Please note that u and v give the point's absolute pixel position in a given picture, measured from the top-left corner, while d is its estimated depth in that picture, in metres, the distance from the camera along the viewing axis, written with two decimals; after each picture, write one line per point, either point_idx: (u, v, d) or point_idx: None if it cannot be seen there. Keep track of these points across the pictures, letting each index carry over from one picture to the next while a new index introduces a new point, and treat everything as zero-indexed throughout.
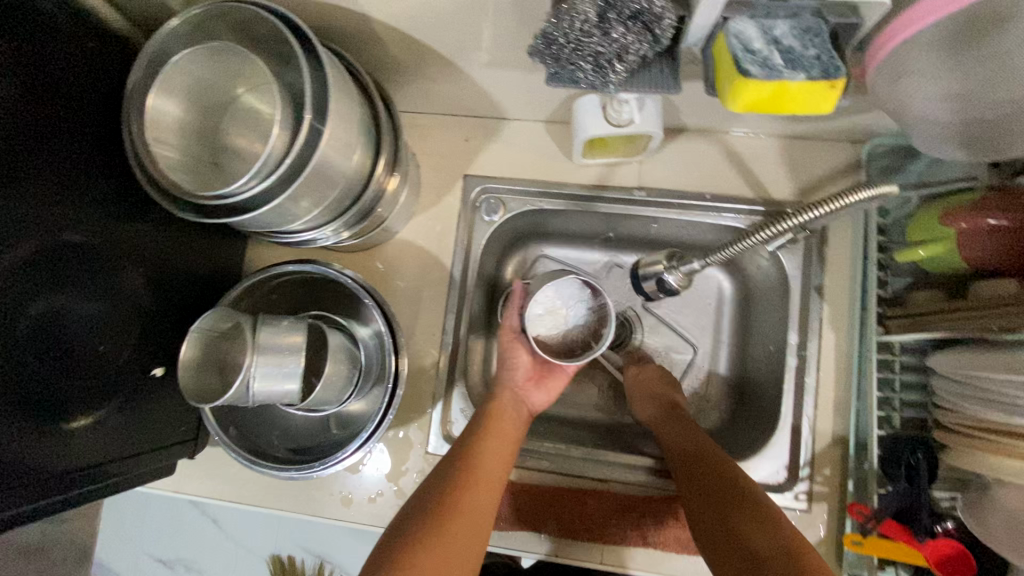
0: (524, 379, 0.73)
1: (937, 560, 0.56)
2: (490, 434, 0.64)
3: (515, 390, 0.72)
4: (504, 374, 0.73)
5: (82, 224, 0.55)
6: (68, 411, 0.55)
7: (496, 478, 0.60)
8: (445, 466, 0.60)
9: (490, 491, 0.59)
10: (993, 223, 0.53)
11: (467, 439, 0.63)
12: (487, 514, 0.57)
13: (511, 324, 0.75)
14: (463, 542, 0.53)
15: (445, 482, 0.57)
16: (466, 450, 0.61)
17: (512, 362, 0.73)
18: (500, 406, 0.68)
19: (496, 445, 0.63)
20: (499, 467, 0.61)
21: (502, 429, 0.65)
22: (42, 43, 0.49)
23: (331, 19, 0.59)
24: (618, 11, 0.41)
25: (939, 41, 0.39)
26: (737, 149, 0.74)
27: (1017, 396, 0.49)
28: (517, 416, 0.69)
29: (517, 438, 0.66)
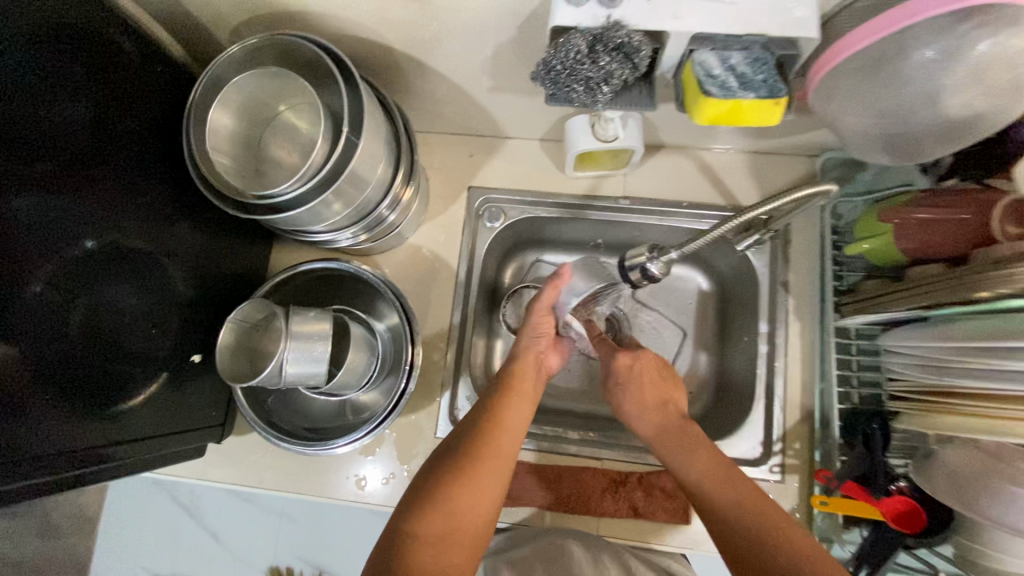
0: (544, 345, 0.77)
1: (892, 515, 0.64)
2: (512, 394, 0.69)
3: (538, 355, 0.76)
4: (528, 341, 0.76)
5: (139, 222, 0.62)
6: (120, 390, 0.62)
7: (517, 435, 0.65)
8: (471, 421, 0.66)
9: (512, 446, 0.64)
10: (922, 217, 0.63)
11: (490, 398, 0.68)
12: (509, 466, 0.62)
13: (547, 303, 0.76)
14: (486, 490, 0.58)
15: (471, 435, 0.63)
16: (490, 408, 0.66)
17: (540, 333, 0.77)
18: (523, 368, 0.73)
19: (518, 404, 0.68)
20: (520, 423, 0.66)
21: (521, 392, 0.70)
22: (119, 67, 0.58)
23: (358, 49, 0.68)
24: (605, 44, 0.50)
25: (860, 70, 0.49)
26: (710, 163, 0.84)
27: (947, 363, 0.58)
28: (536, 378, 0.74)
29: (534, 398, 0.71)
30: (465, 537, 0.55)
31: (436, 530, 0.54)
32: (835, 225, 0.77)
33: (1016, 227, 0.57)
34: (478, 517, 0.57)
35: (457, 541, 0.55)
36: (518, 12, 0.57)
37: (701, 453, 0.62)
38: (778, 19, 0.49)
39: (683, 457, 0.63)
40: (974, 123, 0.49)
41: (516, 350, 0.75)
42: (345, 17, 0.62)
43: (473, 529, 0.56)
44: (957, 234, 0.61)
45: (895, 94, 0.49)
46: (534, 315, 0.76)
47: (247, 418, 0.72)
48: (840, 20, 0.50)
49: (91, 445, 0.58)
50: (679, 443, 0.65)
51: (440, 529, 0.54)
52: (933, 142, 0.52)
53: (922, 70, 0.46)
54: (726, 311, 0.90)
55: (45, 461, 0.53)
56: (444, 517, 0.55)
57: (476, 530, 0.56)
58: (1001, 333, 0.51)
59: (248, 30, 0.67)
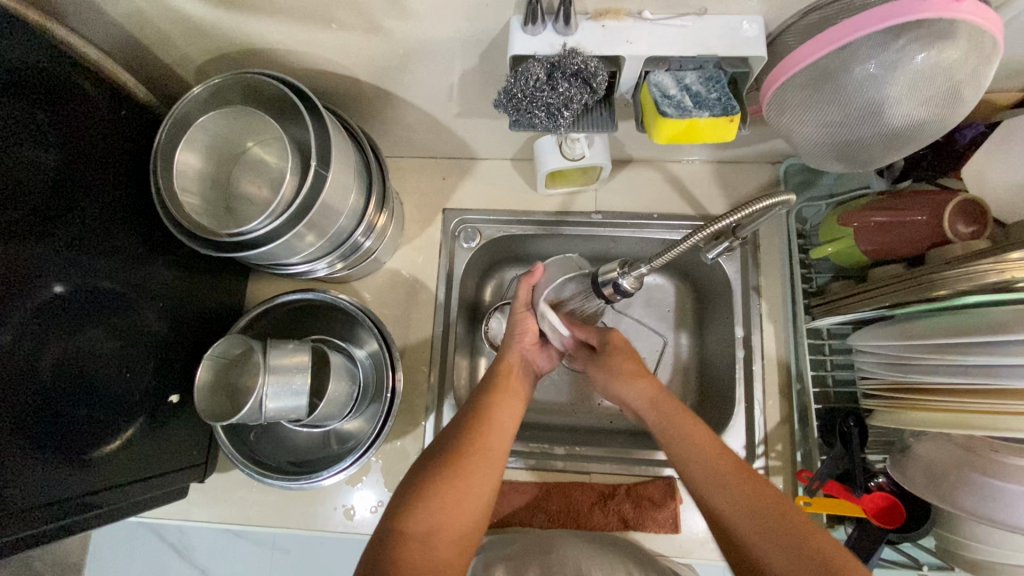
0: (530, 344, 0.79)
1: (873, 511, 0.66)
2: (499, 393, 0.69)
3: (522, 353, 0.78)
4: (512, 338, 0.78)
5: (106, 267, 0.62)
6: (97, 439, 0.61)
7: (506, 433, 0.66)
8: (459, 420, 0.66)
9: (501, 443, 0.64)
10: (877, 220, 0.66)
11: (479, 397, 0.69)
12: (498, 463, 0.62)
13: (524, 298, 0.78)
14: (474, 487, 0.59)
15: (459, 433, 0.64)
16: (478, 407, 0.67)
17: (522, 330, 0.78)
18: (508, 364, 0.75)
19: (507, 403, 0.69)
20: (508, 421, 0.67)
21: (508, 388, 0.71)
22: (82, 111, 0.58)
23: (324, 81, 0.69)
24: (563, 71, 0.52)
25: (807, 84, 0.50)
26: (677, 175, 0.87)
27: (917, 361, 0.59)
28: (521, 375, 0.75)
29: (523, 395, 0.72)
30: (454, 532, 0.55)
31: (424, 525, 0.54)
32: (800, 228, 0.80)
33: (967, 226, 0.61)
34: (466, 512, 0.57)
35: (446, 535, 0.54)
36: (478, 41, 0.58)
37: (746, 493, 0.56)
38: (726, 41, 0.51)
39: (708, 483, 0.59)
40: (920, 129, 0.51)
41: (501, 350, 0.77)
42: (308, 52, 0.62)
43: (462, 523, 0.56)
44: (914, 234, 0.63)
45: (842, 107, 0.50)
46: (516, 313, 0.78)
47: (228, 456, 0.71)
48: (785, 38, 0.53)
49: (71, 495, 0.57)
50: (725, 480, 0.58)
51: (429, 523, 0.54)
52: (883, 149, 0.54)
53: (865, 83, 0.48)
54: (705, 316, 0.91)
55: (23, 517, 0.52)
56: (431, 512, 0.55)
57: (466, 525, 0.56)
58: (963, 330, 0.53)
59: (213, 68, 0.67)
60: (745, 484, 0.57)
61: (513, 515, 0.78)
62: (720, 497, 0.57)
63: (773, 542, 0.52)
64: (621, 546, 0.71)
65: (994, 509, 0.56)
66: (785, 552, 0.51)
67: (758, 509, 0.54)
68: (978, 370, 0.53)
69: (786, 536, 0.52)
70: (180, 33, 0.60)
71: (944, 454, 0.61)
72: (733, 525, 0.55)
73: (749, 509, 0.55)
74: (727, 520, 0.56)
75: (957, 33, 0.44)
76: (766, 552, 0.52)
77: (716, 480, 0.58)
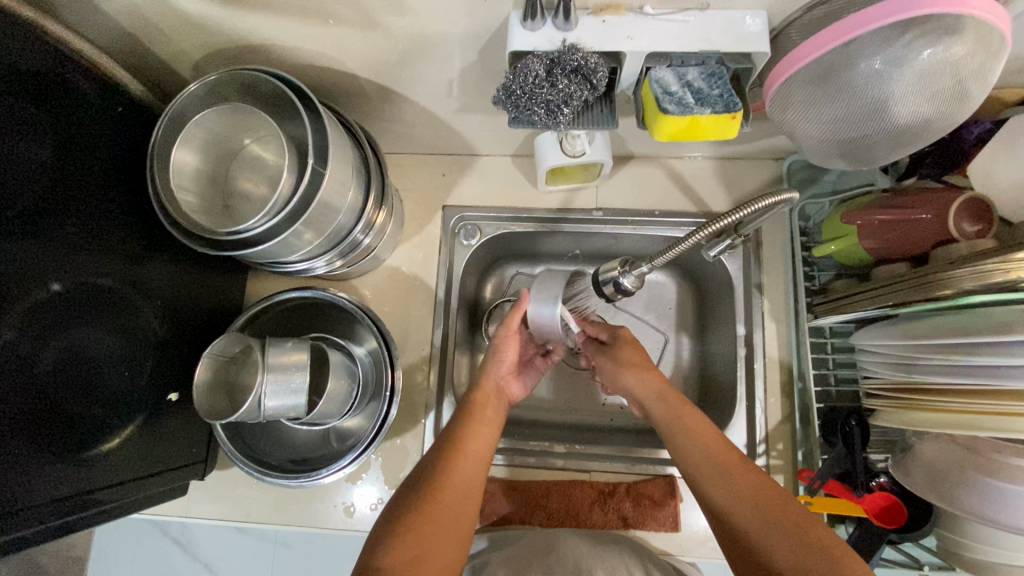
0: (507, 372, 0.76)
1: (874, 511, 0.66)
2: (476, 418, 0.68)
3: (500, 382, 0.75)
4: (491, 365, 0.75)
5: (103, 265, 0.61)
6: (96, 437, 0.61)
7: (484, 457, 0.65)
8: (436, 447, 0.65)
9: (477, 470, 0.63)
10: (880, 218, 0.65)
11: (452, 425, 0.67)
12: (473, 489, 0.62)
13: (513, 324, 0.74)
14: (450, 515, 0.58)
15: (434, 460, 0.63)
16: (451, 434, 0.66)
17: (503, 356, 0.76)
18: (484, 394, 0.72)
19: (483, 429, 0.67)
20: (483, 448, 0.66)
21: (486, 413, 0.70)
22: (79, 108, 0.58)
23: (322, 77, 0.68)
24: (562, 67, 0.52)
25: (810, 80, 0.49)
26: (679, 171, 0.86)
27: (921, 362, 0.58)
28: (499, 404, 0.72)
29: (498, 420, 0.71)
30: (434, 563, 0.55)
31: (402, 559, 0.53)
32: (804, 226, 0.79)
33: (972, 225, 0.60)
34: (445, 541, 0.57)
35: (426, 566, 0.54)
36: (477, 36, 0.57)
37: (751, 491, 0.56)
38: (730, 36, 0.50)
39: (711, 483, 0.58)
40: (925, 127, 0.51)
41: (478, 376, 0.75)
42: (305, 48, 0.62)
43: (443, 553, 0.56)
44: (918, 234, 0.63)
45: (846, 104, 0.50)
46: (500, 337, 0.75)
47: (229, 454, 0.71)
48: (789, 32, 0.52)
49: (70, 494, 0.57)
50: (728, 481, 0.57)
51: (407, 555, 0.54)
52: (888, 146, 0.53)
53: (870, 79, 0.47)
54: (706, 314, 0.91)
55: (20, 517, 0.52)
56: (410, 544, 0.55)
57: (446, 554, 0.56)
58: (966, 331, 0.53)
59: (210, 64, 0.67)
60: (749, 482, 0.56)
61: (513, 513, 0.78)
62: (726, 497, 0.56)
63: (779, 538, 0.52)
64: (622, 544, 0.71)
65: (996, 511, 0.56)
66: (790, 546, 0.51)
67: (766, 506, 0.54)
68: (981, 371, 0.52)
69: (791, 531, 0.52)
70: (176, 29, 0.59)
71: (946, 455, 0.60)
72: (745, 528, 0.54)
73: (755, 509, 0.54)
74: (735, 521, 0.55)
75: (963, 29, 0.43)
76: (772, 547, 0.52)
77: (719, 482, 0.57)
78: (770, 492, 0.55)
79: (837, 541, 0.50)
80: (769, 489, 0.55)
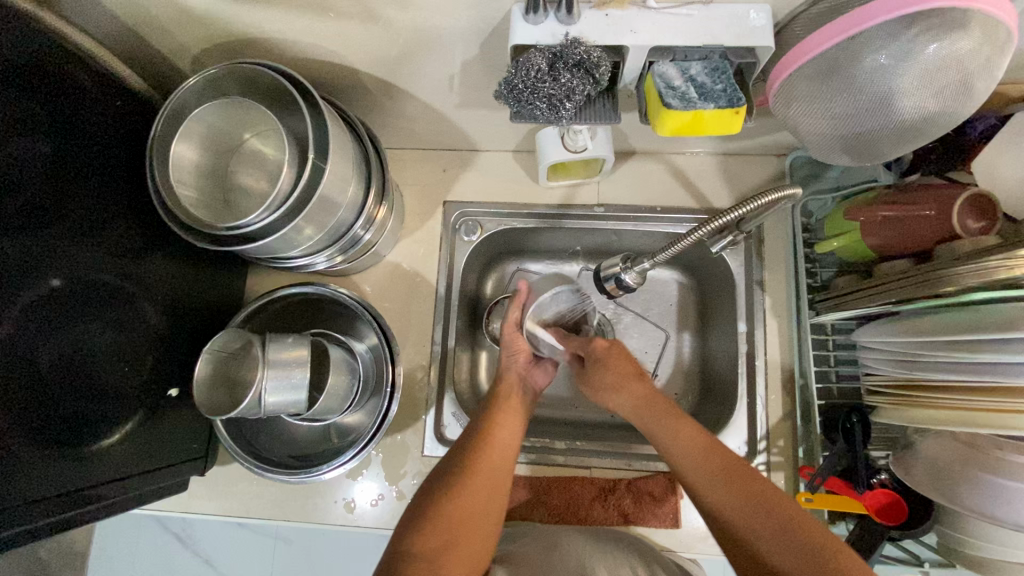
0: (524, 363, 0.75)
1: (874, 508, 0.65)
2: (504, 408, 0.68)
3: (520, 372, 0.74)
4: (506, 359, 0.75)
5: (103, 260, 0.61)
6: (96, 433, 0.60)
7: (511, 447, 0.65)
8: (466, 436, 0.66)
9: (505, 459, 0.64)
10: (884, 214, 0.65)
11: (481, 417, 0.68)
12: (503, 479, 0.62)
13: (514, 319, 0.75)
14: (478, 505, 0.59)
15: (464, 450, 0.63)
16: (481, 425, 0.66)
17: (517, 353, 0.74)
18: (507, 386, 0.72)
19: (511, 418, 0.68)
20: (512, 438, 0.66)
21: (514, 401, 0.70)
22: (77, 103, 0.57)
23: (322, 72, 0.68)
24: (564, 61, 0.51)
25: (814, 74, 0.49)
26: (681, 167, 0.85)
27: (923, 358, 0.58)
28: (523, 394, 0.72)
29: (525, 411, 0.71)
30: (463, 551, 0.56)
31: (431, 545, 0.55)
32: (806, 222, 0.79)
33: (976, 221, 0.60)
34: (473, 530, 0.57)
35: (455, 554, 0.55)
36: (478, 30, 0.57)
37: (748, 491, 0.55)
38: (734, 30, 0.50)
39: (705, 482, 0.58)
40: (930, 122, 0.50)
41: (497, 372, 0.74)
42: (305, 42, 0.61)
43: (471, 541, 0.57)
44: (921, 230, 0.63)
45: (851, 99, 0.49)
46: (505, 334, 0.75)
47: (229, 449, 0.71)
48: (794, 27, 0.51)
49: (72, 489, 0.57)
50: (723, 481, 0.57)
51: (434, 543, 0.55)
52: (891, 142, 0.53)
53: (875, 74, 0.47)
54: (707, 310, 0.91)
55: (23, 512, 0.52)
56: (438, 532, 0.56)
57: (473, 543, 0.57)
58: (970, 328, 0.53)
59: (210, 58, 0.66)
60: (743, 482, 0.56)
61: (513, 510, 0.78)
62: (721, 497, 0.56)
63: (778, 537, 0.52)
64: (624, 541, 0.71)
65: (998, 509, 0.56)
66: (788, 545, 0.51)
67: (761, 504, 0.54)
68: (985, 368, 0.52)
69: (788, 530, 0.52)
70: (175, 22, 0.59)
71: (948, 453, 0.60)
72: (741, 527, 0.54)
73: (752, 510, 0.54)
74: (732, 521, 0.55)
75: (968, 23, 0.43)
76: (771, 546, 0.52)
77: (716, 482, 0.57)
78: (766, 491, 0.55)
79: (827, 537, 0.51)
80: (765, 488, 0.55)
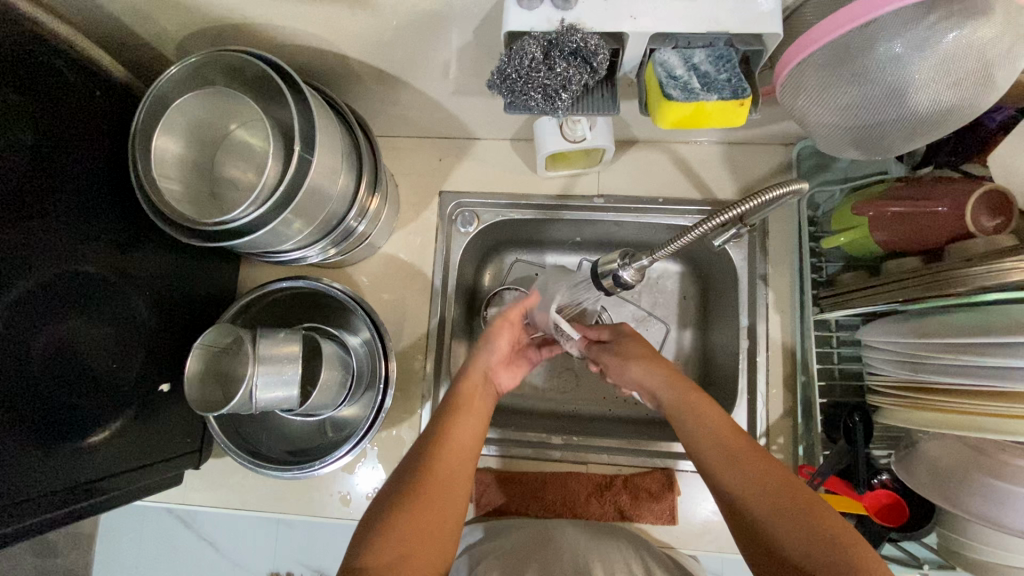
0: (497, 363, 0.74)
1: (874, 508, 0.65)
2: (461, 411, 0.66)
3: (487, 370, 0.73)
4: (481, 353, 0.74)
5: (88, 253, 0.59)
6: (84, 428, 0.59)
7: (469, 453, 0.63)
8: (420, 440, 0.64)
9: (462, 465, 0.62)
10: (894, 209, 0.63)
11: (438, 417, 0.66)
12: (459, 484, 0.60)
13: (512, 316, 0.75)
14: (436, 514, 0.57)
15: (418, 455, 0.61)
16: (438, 428, 0.64)
17: (495, 345, 0.74)
18: (468, 384, 0.70)
19: (468, 421, 0.66)
20: (467, 445, 0.64)
21: (472, 405, 0.68)
22: (57, 92, 0.55)
23: (312, 59, 0.66)
24: (560, 49, 0.48)
25: (825, 65, 0.46)
26: (685, 156, 0.83)
27: (934, 361, 0.55)
28: (485, 395, 0.71)
29: (486, 414, 0.69)
30: (422, 562, 0.54)
31: (387, 558, 0.52)
32: (813, 215, 0.76)
33: (990, 219, 0.57)
34: (431, 541, 0.55)
35: (413, 567, 0.53)
36: (474, 14, 0.54)
37: (779, 492, 0.52)
38: (740, 16, 0.47)
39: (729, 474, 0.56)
40: (945, 115, 0.47)
41: (466, 364, 0.73)
42: (293, 28, 0.59)
43: (429, 553, 0.55)
44: (933, 225, 0.60)
45: (862, 89, 0.46)
46: (493, 327, 0.75)
47: (222, 445, 0.70)
48: (805, 12, 0.48)
49: (60, 487, 0.57)
50: (754, 476, 0.55)
51: (391, 555, 0.53)
52: (905, 135, 0.50)
53: (889, 64, 0.44)
54: (709, 304, 0.89)
55: (13, 510, 0.52)
56: (394, 542, 0.53)
57: (430, 554, 0.55)
58: (976, 330, 0.51)
59: (194, 43, 0.63)
60: (773, 473, 0.54)
61: (508, 504, 0.78)
62: (749, 485, 0.54)
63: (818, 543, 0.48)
64: (619, 536, 0.71)
65: (1000, 513, 0.54)
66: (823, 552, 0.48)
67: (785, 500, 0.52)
68: (995, 371, 0.50)
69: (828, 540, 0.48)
70: (155, 7, 0.56)
71: (949, 455, 0.59)
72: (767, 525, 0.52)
73: (780, 503, 0.52)
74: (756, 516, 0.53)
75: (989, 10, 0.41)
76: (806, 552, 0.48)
77: (745, 475, 0.55)
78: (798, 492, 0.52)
79: (859, 538, 0.48)
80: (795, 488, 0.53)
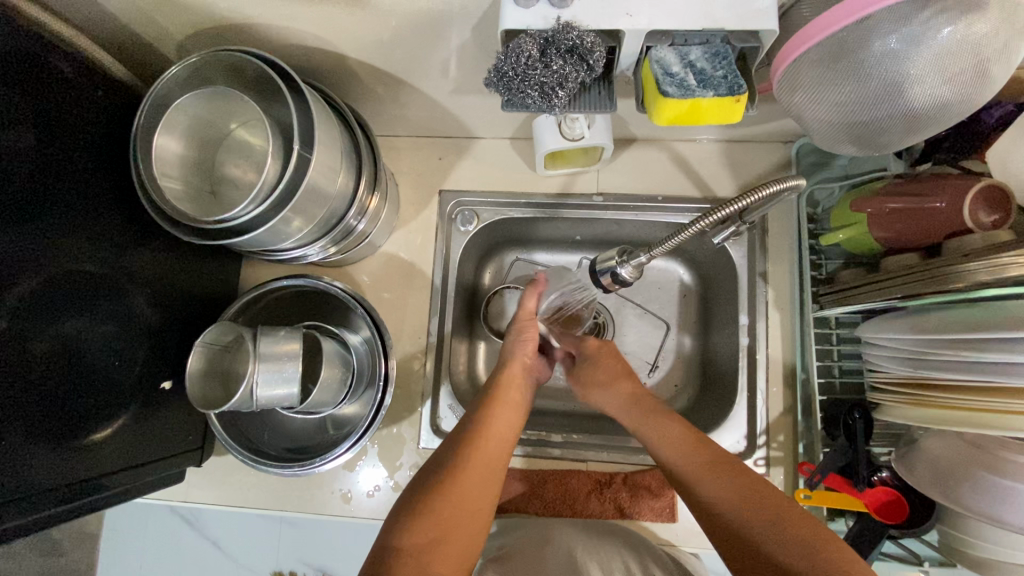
0: (529, 356, 0.76)
1: (874, 505, 0.65)
2: (498, 404, 0.68)
3: (524, 363, 0.74)
4: (511, 348, 0.75)
5: (91, 251, 0.60)
6: (87, 426, 0.60)
7: (505, 444, 0.65)
8: (457, 430, 0.65)
9: (499, 457, 0.63)
10: (892, 205, 0.63)
11: (473, 410, 0.67)
12: (495, 475, 0.61)
13: (530, 308, 0.78)
14: (471, 501, 0.58)
15: (456, 444, 0.62)
16: (475, 419, 0.65)
17: (524, 338, 0.76)
18: (507, 376, 0.71)
19: (503, 414, 0.67)
20: (505, 437, 0.65)
21: (508, 400, 0.69)
22: (61, 92, 0.56)
23: (312, 59, 0.66)
24: (557, 47, 0.49)
25: (821, 60, 0.46)
26: (684, 155, 0.83)
27: (933, 358, 0.55)
28: (524, 386, 0.72)
29: (521, 409, 0.70)
30: (453, 548, 0.55)
31: (420, 540, 0.53)
32: (812, 212, 0.76)
33: (989, 213, 0.58)
34: (465, 527, 0.56)
35: (444, 552, 0.54)
36: (471, 13, 0.54)
37: (746, 489, 0.56)
38: (735, 12, 0.47)
39: (701, 475, 0.59)
40: (941, 111, 0.47)
41: (501, 359, 0.74)
42: (292, 28, 0.59)
43: (461, 539, 0.55)
44: (933, 220, 0.60)
45: (858, 85, 0.46)
46: (517, 322, 0.78)
47: (223, 443, 0.71)
48: (800, 8, 0.49)
49: (63, 483, 0.57)
50: (724, 475, 0.58)
51: (424, 538, 0.54)
52: (901, 132, 0.50)
53: (885, 59, 0.44)
54: (709, 303, 0.89)
55: (16, 505, 0.53)
56: (428, 526, 0.54)
57: (463, 540, 0.56)
58: (978, 325, 0.51)
59: (196, 44, 0.64)
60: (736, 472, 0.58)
61: (509, 502, 0.78)
62: (720, 488, 0.57)
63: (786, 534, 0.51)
64: (619, 535, 0.71)
65: (1000, 509, 0.54)
66: (791, 542, 0.51)
67: (750, 498, 0.55)
68: (994, 367, 0.50)
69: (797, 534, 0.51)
70: (157, 9, 0.57)
71: (949, 451, 0.59)
72: (739, 524, 0.54)
73: (760, 504, 0.54)
74: (727, 514, 0.55)
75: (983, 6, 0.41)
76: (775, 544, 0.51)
77: (716, 476, 0.58)
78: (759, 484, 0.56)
79: (827, 534, 0.51)
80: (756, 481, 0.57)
